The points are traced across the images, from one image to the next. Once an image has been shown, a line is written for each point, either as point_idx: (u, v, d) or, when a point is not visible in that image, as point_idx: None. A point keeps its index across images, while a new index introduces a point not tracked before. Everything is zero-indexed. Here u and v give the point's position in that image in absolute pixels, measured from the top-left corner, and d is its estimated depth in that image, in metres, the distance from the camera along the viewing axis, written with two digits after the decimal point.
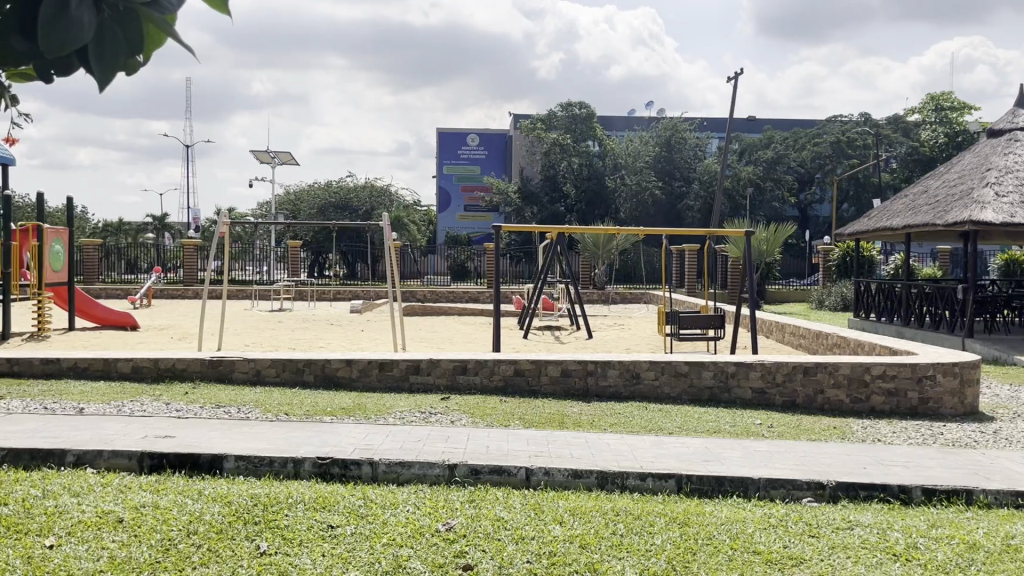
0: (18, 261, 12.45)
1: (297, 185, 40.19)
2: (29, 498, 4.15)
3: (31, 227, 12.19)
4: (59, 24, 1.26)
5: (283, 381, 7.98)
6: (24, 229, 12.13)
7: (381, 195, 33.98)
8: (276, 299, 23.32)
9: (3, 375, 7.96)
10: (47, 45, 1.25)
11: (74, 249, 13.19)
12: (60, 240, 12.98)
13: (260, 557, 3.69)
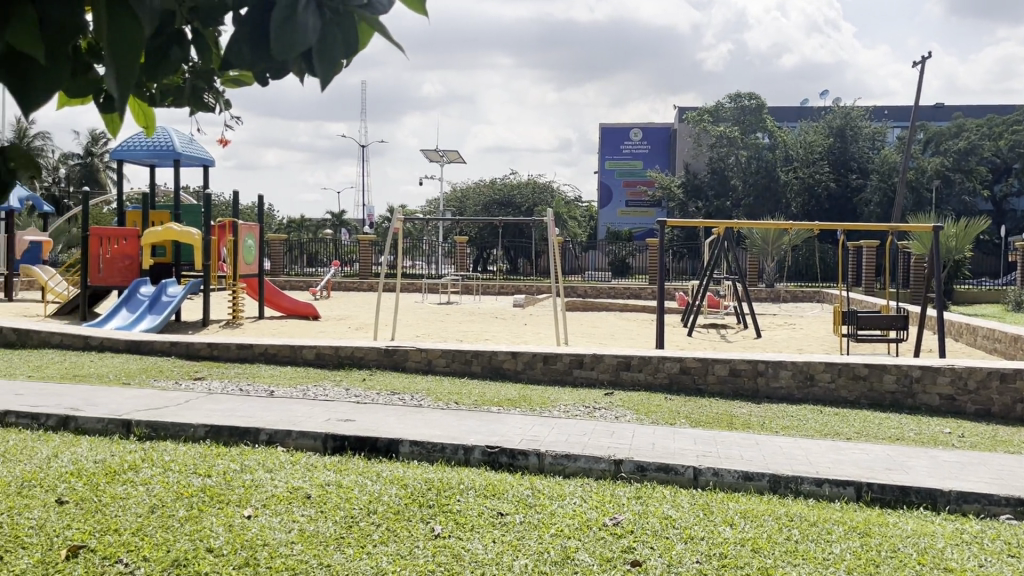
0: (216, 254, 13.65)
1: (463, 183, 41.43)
2: (229, 471, 4.52)
3: (227, 223, 13.31)
4: (286, 27, 1.36)
5: (452, 371, 8.26)
6: (222, 224, 13.28)
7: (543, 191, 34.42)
8: (443, 292, 24.20)
9: (204, 358, 8.65)
10: (275, 49, 1.36)
11: (264, 243, 14.28)
12: (252, 234, 14.19)
13: (435, 539, 3.84)
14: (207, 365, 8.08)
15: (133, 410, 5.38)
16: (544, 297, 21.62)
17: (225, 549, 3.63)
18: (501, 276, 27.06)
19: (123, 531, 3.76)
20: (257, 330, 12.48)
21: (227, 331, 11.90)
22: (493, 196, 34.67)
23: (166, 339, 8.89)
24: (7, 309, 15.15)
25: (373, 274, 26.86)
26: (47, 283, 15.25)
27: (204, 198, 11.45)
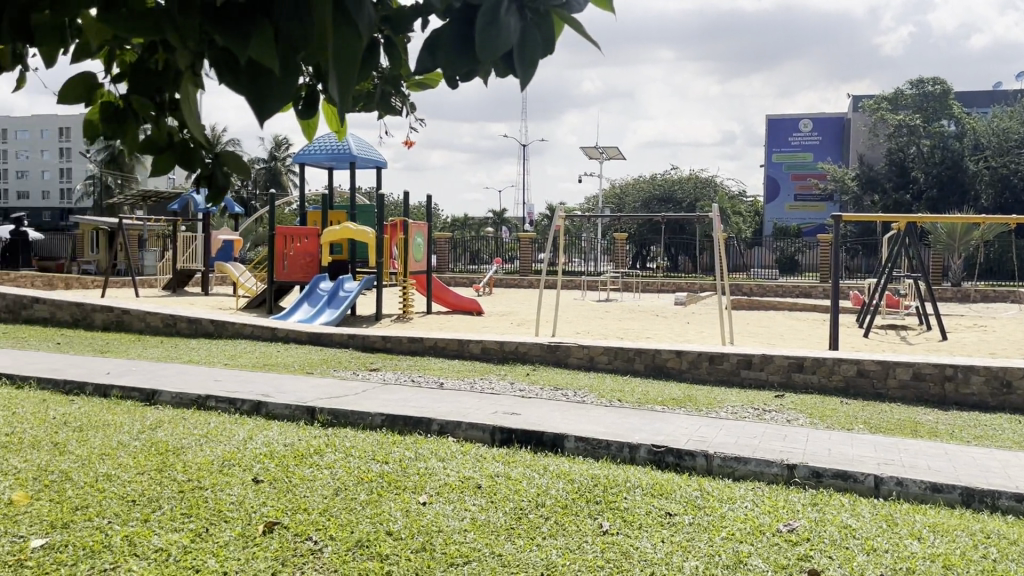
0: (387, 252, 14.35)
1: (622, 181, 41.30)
2: (405, 459, 4.73)
3: (398, 222, 13.96)
4: (491, 31, 1.39)
5: (615, 368, 8.26)
6: (394, 224, 13.95)
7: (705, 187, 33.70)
8: (603, 289, 24.22)
9: (378, 350, 9.10)
10: (481, 51, 1.38)
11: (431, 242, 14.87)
12: (420, 233, 14.81)
13: (603, 535, 3.85)
14: (381, 357, 8.50)
15: (317, 397, 5.74)
16: (706, 294, 21.15)
17: (403, 533, 3.80)
18: (661, 274, 26.75)
19: (311, 510, 4.01)
20: (425, 324, 12.99)
21: (398, 325, 12.48)
22: (653, 192, 34.33)
23: (343, 331, 9.40)
24: (202, 303, 16.54)
25: (534, 272, 27.29)
26: (237, 279, 16.54)
27: (375, 198, 12.04)
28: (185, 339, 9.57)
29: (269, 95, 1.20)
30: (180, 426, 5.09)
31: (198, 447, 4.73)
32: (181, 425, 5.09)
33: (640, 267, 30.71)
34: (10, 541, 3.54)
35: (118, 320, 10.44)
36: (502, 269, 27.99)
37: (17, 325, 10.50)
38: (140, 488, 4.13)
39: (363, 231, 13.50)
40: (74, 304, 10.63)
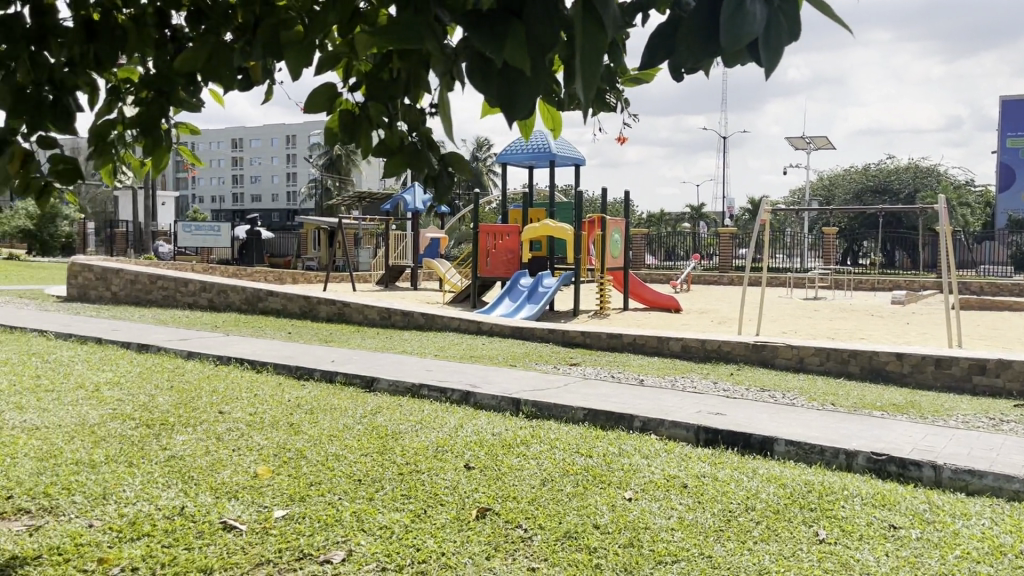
0: (585, 249, 14.52)
1: (832, 174, 39.13)
2: (609, 454, 4.76)
3: (596, 219, 14.01)
4: (736, 19, 1.29)
5: (827, 370, 7.86)
6: (592, 221, 14.01)
7: (926, 176, 31.19)
8: (809, 287, 23.09)
9: (578, 345, 9.23)
10: (726, 41, 1.28)
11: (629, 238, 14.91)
12: (617, 229, 14.87)
13: (820, 544, 3.66)
14: (581, 352, 8.62)
15: (522, 389, 5.90)
16: (928, 293, 19.56)
17: (611, 527, 3.82)
18: (875, 270, 25.08)
19: (521, 499, 4.13)
20: (622, 320, 13.01)
21: (596, 321, 12.60)
22: (866, 184, 32.27)
23: (546, 326, 9.60)
24: (412, 297, 17.51)
25: (734, 268, 26.51)
26: (443, 274, 17.33)
27: (573, 196, 12.19)
28: (399, 330, 10.19)
29: (521, 96, 1.39)
30: (397, 412, 5.42)
31: (414, 432, 5.01)
32: (397, 411, 5.41)
33: (850, 263, 28.99)
34: (256, 510, 3.93)
35: (340, 312, 11.30)
36: (700, 265, 27.43)
37: (255, 315, 11.64)
38: (364, 469, 4.44)
39: (561, 228, 13.79)
40: (301, 297, 11.61)
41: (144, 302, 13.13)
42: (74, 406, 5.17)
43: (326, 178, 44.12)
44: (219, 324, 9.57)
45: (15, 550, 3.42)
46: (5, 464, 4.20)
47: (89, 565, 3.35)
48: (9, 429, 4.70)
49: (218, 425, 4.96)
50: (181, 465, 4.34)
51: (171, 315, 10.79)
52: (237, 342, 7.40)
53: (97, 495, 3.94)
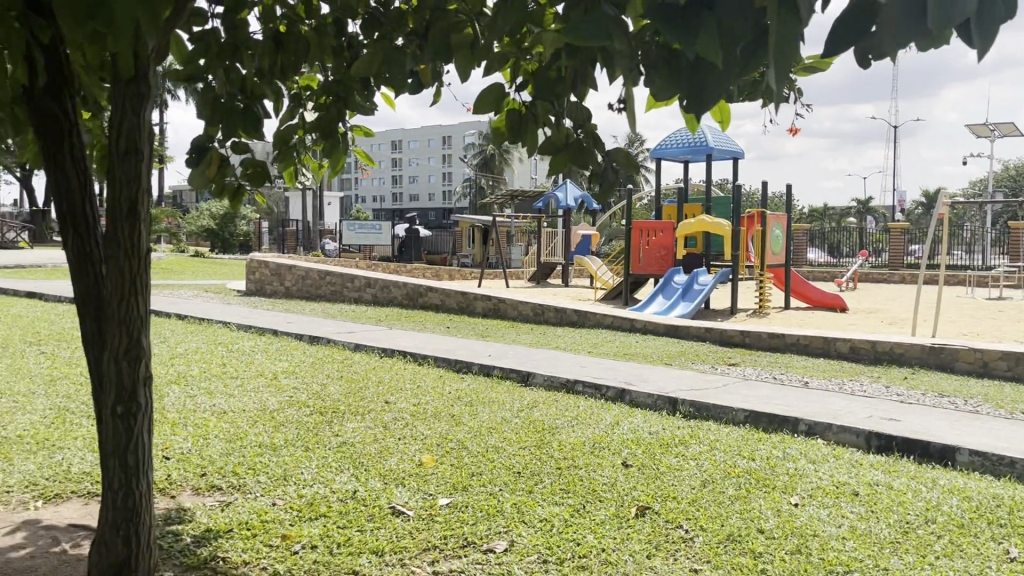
0: (744, 245, 14.19)
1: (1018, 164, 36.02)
2: (773, 457, 4.61)
3: (756, 214, 13.72)
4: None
5: (1016, 376, 7.25)
6: (751, 216, 13.72)
7: None
8: (991, 287, 21.36)
9: (736, 344, 9.00)
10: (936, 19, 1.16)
11: (791, 234, 14.47)
12: (778, 225, 14.46)
13: (1012, 564, 3.38)
14: (741, 352, 8.39)
15: (679, 388, 5.82)
16: None
17: (776, 532, 3.70)
18: None
19: (681, 499, 4.07)
20: (782, 319, 12.56)
21: (754, 320, 12.23)
22: None
23: (703, 325, 9.41)
24: (564, 294, 17.63)
25: (904, 265, 24.94)
26: (594, 272, 17.34)
27: (731, 192, 11.91)
28: (553, 327, 10.29)
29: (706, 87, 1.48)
30: (554, 407, 5.47)
31: (571, 427, 5.05)
32: (554, 406, 5.47)
33: None
34: (422, 497, 4.08)
35: (495, 308, 11.53)
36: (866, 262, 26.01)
37: (415, 310, 12.11)
38: (523, 462, 4.51)
39: (718, 224, 13.58)
40: (458, 293, 11.97)
41: (314, 297, 13.96)
42: (256, 392, 5.57)
43: (480, 177, 45.19)
44: (383, 318, 10.02)
45: (209, 523, 3.73)
46: (198, 444, 4.59)
47: (273, 541, 3.60)
48: (200, 412, 5.12)
49: (384, 414, 5.19)
50: (352, 451, 4.58)
51: (339, 310, 11.41)
52: (400, 336, 7.72)
53: (279, 476, 4.22)
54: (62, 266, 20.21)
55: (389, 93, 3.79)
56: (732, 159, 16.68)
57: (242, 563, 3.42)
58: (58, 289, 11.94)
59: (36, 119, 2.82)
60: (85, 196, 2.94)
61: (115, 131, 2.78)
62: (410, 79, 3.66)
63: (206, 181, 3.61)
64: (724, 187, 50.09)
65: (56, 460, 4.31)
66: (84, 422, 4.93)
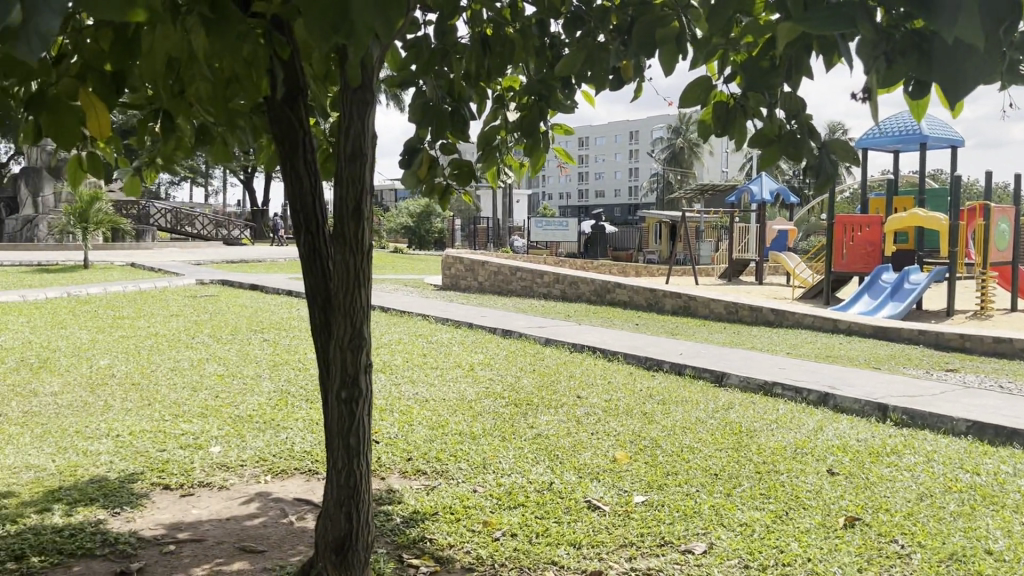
0: (963, 240, 13.19)
1: None
2: (1001, 473, 4.21)
3: (978, 207, 12.80)
4: None
5: None
6: (972, 209, 12.82)
7: None
8: None
9: (956, 348, 8.32)
10: None
11: (1020, 229, 13.34)
12: (1005, 218, 13.33)
13: None
14: (962, 357, 7.74)
15: (889, 394, 5.45)
16: None
17: (1007, 555, 3.37)
18: None
19: (895, 512, 3.81)
20: (1008, 322, 11.45)
21: (974, 322, 11.25)
22: None
23: (915, 327, 8.77)
24: (756, 292, 17.03)
25: None
26: (790, 269, 16.62)
27: (949, 184, 11.03)
28: (749, 326, 9.95)
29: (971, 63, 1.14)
30: (751, 409, 5.31)
31: (770, 431, 4.87)
32: (751, 409, 5.30)
33: None
34: (618, 492, 4.08)
35: (685, 306, 11.34)
36: None
37: (604, 306, 12.16)
38: (720, 464, 4.40)
39: (934, 218, 12.78)
40: (648, 290, 11.91)
41: (505, 292, 14.36)
42: (454, 382, 5.82)
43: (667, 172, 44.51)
44: (572, 314, 10.13)
45: (417, 505, 3.93)
46: (404, 430, 4.85)
47: (476, 526, 3.73)
48: (405, 399, 5.41)
49: (578, 409, 5.26)
50: (548, 443, 4.67)
51: (529, 305, 11.68)
52: (590, 331, 7.77)
53: (479, 464, 4.38)
54: (279, 261, 22.06)
55: (590, 91, 3.81)
56: (950, 147, 15.50)
57: (447, 545, 3.58)
58: (277, 282, 13.05)
59: (276, 125, 3.08)
60: (315, 196, 3.18)
61: (344, 135, 2.98)
62: (612, 74, 3.67)
63: (417, 181, 3.76)
64: (939, 177, 46.12)
65: (282, 439, 4.71)
66: (304, 405, 5.35)
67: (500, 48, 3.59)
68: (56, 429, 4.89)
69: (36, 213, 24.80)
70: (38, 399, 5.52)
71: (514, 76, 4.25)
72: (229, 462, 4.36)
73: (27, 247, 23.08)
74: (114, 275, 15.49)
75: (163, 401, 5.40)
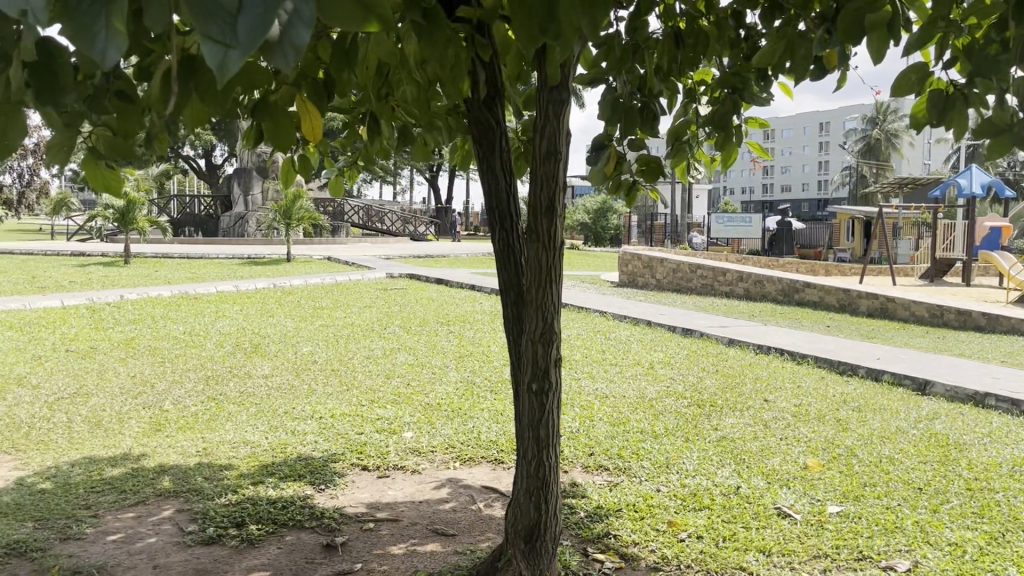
0: None
1: None
2: None
3: None
4: None
5: None
6: None
7: None
8: None
9: None
10: None
11: None
12: None
13: None
14: None
15: None
16: None
17: None
18: None
19: None
20: None
21: None
22: None
23: None
24: (962, 293, 15.74)
25: None
26: (1001, 269, 15.21)
27: None
28: (956, 331, 9.21)
29: None
30: (960, 421, 4.91)
31: (982, 445, 4.49)
32: (959, 420, 4.91)
33: None
34: (810, 501, 3.90)
35: (883, 307, 10.74)
36: None
37: (791, 306, 11.68)
38: (925, 477, 4.11)
39: None
40: (840, 290, 11.34)
41: (684, 290, 14.13)
42: (634, 380, 5.80)
43: (860, 165, 41.86)
44: (757, 314, 9.80)
45: (600, 501, 3.94)
46: (585, 425, 4.89)
47: (661, 526, 3.69)
48: (586, 394, 5.46)
49: (765, 413, 5.09)
50: (733, 446, 4.55)
51: (711, 303, 11.41)
52: (776, 332, 7.49)
53: (662, 463, 4.34)
54: (461, 256, 22.87)
55: (788, 82, 3.66)
56: None
57: (632, 542, 3.56)
58: (461, 276, 13.52)
59: (475, 126, 3.16)
60: (510, 194, 3.24)
61: (539, 133, 2.98)
62: (813, 65, 3.49)
63: (604, 178, 3.63)
64: None
65: (468, 427, 4.89)
66: (489, 396, 5.51)
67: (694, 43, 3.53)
68: (268, 409, 5.33)
69: (246, 210, 27.13)
70: (253, 380, 6.05)
71: (705, 68, 4.16)
72: (420, 447, 4.58)
73: (240, 243, 25.32)
74: (315, 268, 16.67)
75: (361, 387, 5.75)
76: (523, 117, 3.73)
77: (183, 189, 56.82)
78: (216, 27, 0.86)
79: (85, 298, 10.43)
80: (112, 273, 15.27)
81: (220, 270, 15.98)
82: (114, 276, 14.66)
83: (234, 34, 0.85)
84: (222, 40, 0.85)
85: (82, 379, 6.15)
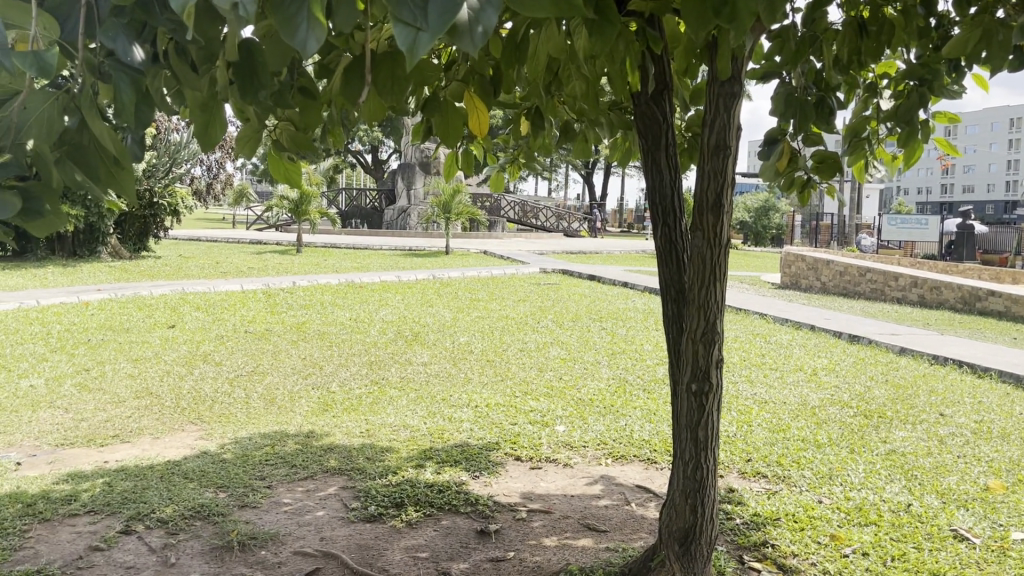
0: None
1: None
2: None
3: None
4: None
5: None
6: None
7: None
8: None
9: None
10: None
11: None
12: None
13: None
14: None
15: None
16: None
17: None
18: None
19: None
20: None
21: None
22: None
23: None
24: None
25: None
26: None
27: None
28: None
29: None
30: None
31: None
32: None
33: None
34: (990, 525, 3.61)
35: None
36: None
37: (974, 315, 10.83)
38: None
39: None
40: None
41: (851, 294, 13.45)
42: (796, 386, 5.58)
43: None
44: (933, 322, 9.18)
45: (758, 508, 3.82)
46: (743, 430, 4.76)
47: (822, 538, 3.52)
48: (744, 399, 5.32)
49: (940, 428, 4.76)
50: (904, 461, 4.30)
51: (882, 309, 10.79)
52: (956, 343, 6.98)
53: (825, 474, 4.15)
54: (614, 254, 22.67)
55: (984, 73, 3.39)
56: None
57: (792, 553, 3.42)
58: (615, 273, 13.48)
59: (642, 122, 3.12)
60: (674, 188, 3.17)
61: (708, 128, 2.88)
62: (1011, 55, 3.22)
63: (776, 174, 3.48)
64: None
65: (621, 425, 4.87)
66: (642, 394, 5.47)
67: (878, 32, 3.33)
68: (427, 395, 5.53)
69: (409, 204, 28.21)
70: (413, 367, 6.29)
71: (889, 60, 3.94)
72: (572, 441, 4.61)
73: (401, 237, 26.22)
74: (471, 260, 17.11)
75: (515, 378, 5.87)
76: (690, 113, 3.65)
77: (349, 184, 59.82)
78: (407, 10, 0.87)
79: (262, 283, 11.20)
80: (285, 260, 16.31)
81: (383, 261, 16.68)
82: (288, 263, 15.65)
83: (424, 17, 0.85)
84: (411, 23, 0.85)
85: (259, 358, 6.61)
